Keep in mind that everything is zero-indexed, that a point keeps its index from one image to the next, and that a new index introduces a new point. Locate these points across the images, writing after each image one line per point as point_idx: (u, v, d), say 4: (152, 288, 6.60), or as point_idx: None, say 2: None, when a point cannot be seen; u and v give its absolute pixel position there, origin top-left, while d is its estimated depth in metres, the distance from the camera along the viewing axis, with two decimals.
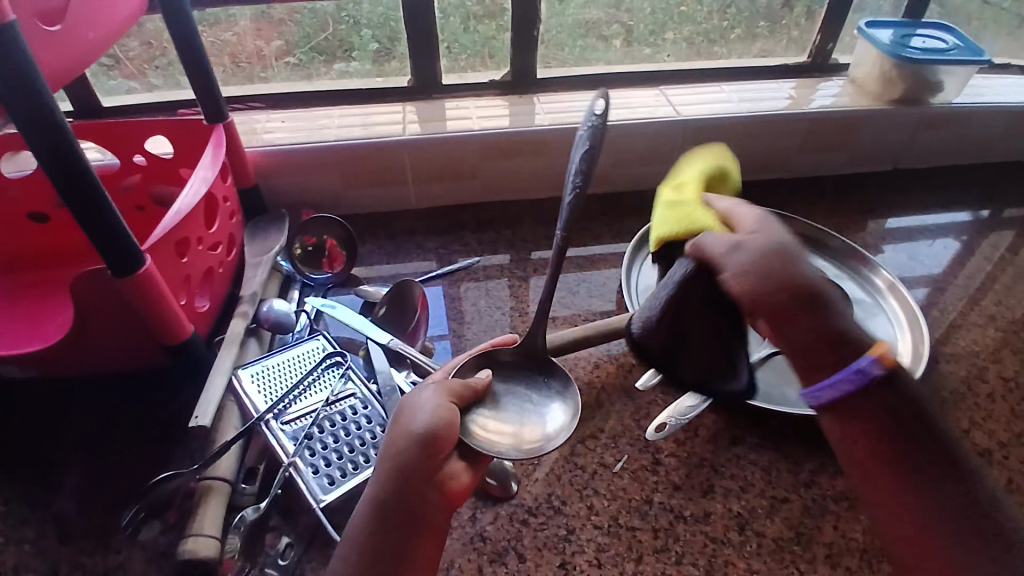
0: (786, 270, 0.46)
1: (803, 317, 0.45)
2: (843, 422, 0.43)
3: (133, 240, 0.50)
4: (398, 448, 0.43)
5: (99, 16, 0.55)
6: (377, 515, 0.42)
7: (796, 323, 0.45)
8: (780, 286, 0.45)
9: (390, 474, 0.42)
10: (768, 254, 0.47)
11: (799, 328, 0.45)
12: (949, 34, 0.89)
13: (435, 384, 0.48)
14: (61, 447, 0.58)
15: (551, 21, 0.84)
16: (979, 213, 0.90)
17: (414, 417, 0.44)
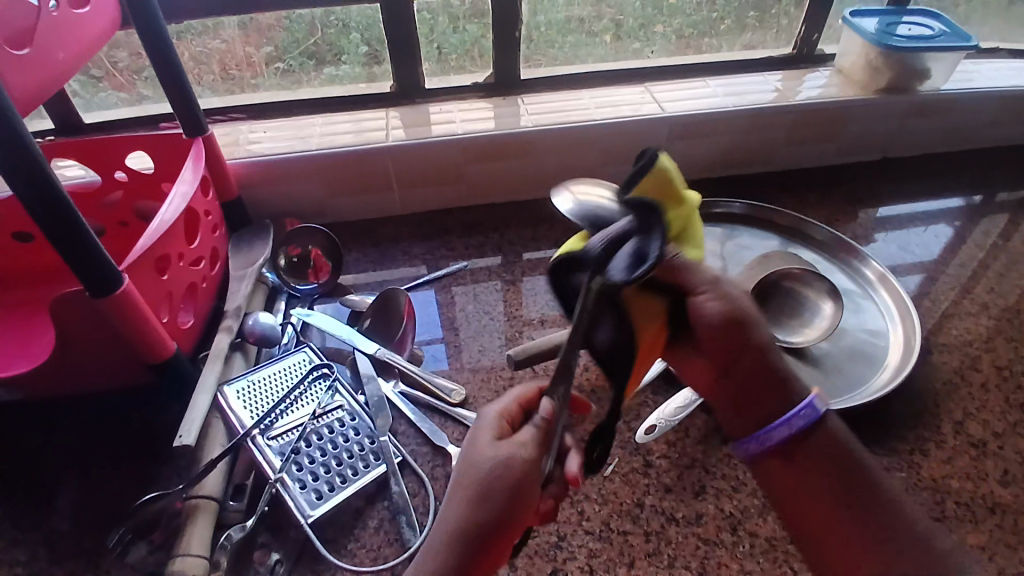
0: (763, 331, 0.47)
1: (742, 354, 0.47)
2: (790, 471, 0.45)
3: (110, 261, 0.49)
4: (467, 489, 0.40)
5: (69, 36, 0.54)
6: (456, 534, 0.40)
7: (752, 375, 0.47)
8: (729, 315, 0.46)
9: (467, 516, 0.40)
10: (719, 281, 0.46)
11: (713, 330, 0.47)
12: (936, 20, 0.88)
13: (483, 431, 0.43)
14: (48, 468, 0.58)
15: (536, 18, 0.83)
16: (971, 199, 0.90)
17: (481, 456, 0.41)
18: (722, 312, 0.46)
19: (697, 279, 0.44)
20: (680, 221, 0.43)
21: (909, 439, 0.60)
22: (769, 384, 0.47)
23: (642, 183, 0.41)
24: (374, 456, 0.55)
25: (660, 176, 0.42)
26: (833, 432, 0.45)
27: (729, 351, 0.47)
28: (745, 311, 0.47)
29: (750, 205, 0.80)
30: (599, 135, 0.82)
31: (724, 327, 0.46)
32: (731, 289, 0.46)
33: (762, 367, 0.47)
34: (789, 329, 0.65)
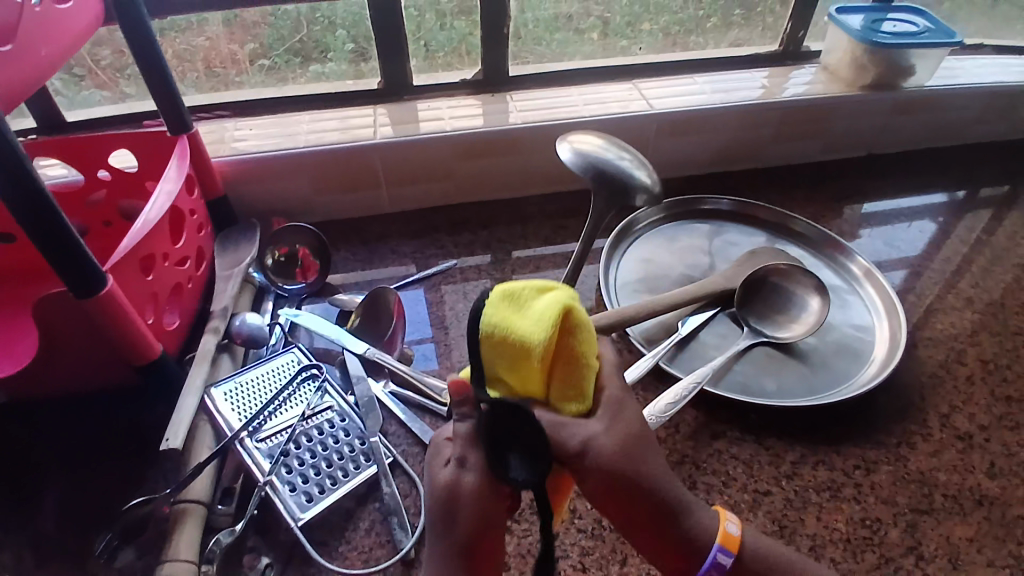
0: (625, 463, 0.40)
1: (644, 502, 0.41)
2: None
3: (95, 261, 0.48)
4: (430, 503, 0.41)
5: (52, 32, 0.53)
6: (443, 551, 0.41)
7: (657, 519, 0.41)
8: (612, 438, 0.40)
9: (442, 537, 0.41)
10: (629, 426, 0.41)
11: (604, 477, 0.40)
12: (920, 18, 0.89)
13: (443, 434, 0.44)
14: (31, 472, 0.57)
15: (524, 15, 0.83)
16: (955, 195, 0.91)
17: (436, 469, 0.41)
18: (604, 461, 0.39)
19: (580, 429, 0.39)
20: (511, 371, 0.37)
21: (897, 433, 0.60)
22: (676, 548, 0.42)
23: (483, 347, 0.37)
24: (364, 457, 0.55)
25: (504, 310, 0.37)
26: (750, 570, 0.43)
27: (610, 495, 0.40)
28: (636, 438, 0.41)
29: (737, 202, 0.80)
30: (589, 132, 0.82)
31: (604, 488, 0.40)
32: (612, 418, 0.41)
33: (668, 520, 0.41)
34: (777, 324, 0.65)
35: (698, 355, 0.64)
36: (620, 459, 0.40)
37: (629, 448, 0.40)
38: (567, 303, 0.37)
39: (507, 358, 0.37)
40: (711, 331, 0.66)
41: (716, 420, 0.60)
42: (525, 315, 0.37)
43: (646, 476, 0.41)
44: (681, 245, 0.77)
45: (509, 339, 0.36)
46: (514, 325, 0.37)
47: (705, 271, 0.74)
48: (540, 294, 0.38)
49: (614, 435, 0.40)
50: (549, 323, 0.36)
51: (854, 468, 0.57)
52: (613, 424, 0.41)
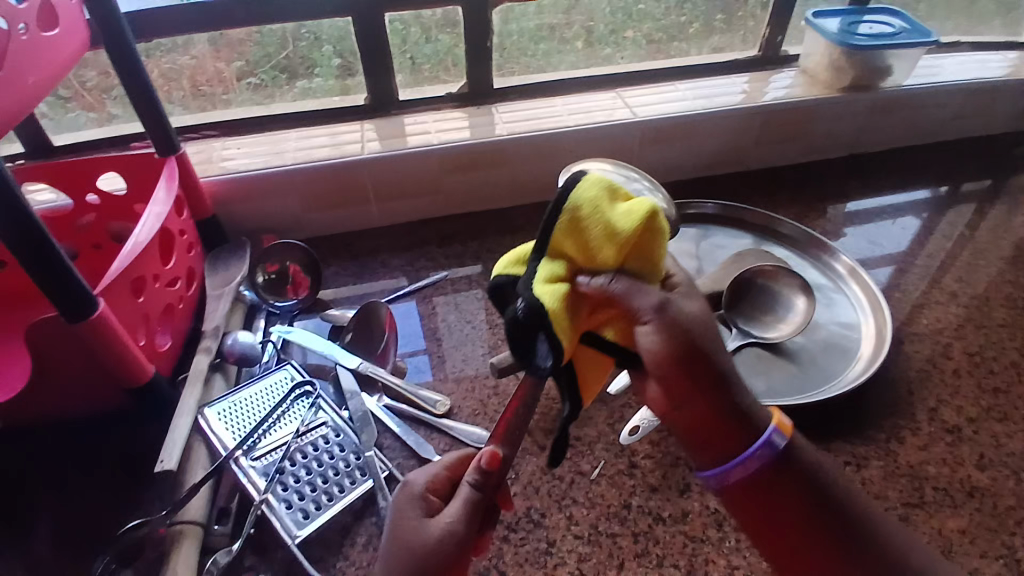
0: (702, 335, 0.44)
1: (694, 386, 0.44)
2: (756, 492, 0.44)
3: (85, 285, 0.48)
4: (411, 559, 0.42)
5: (41, 60, 0.54)
6: None
7: (706, 396, 0.44)
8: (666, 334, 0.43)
9: None
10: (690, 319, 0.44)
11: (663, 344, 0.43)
12: (896, 19, 0.91)
13: (412, 489, 0.46)
14: (24, 497, 0.57)
15: (507, 27, 0.84)
16: (938, 192, 0.92)
17: (418, 530, 0.43)
18: (680, 329, 0.43)
19: (653, 296, 0.43)
20: (583, 240, 0.44)
21: (886, 428, 0.61)
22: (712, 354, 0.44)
23: (562, 216, 0.44)
24: (360, 472, 0.55)
25: (594, 193, 0.44)
26: (798, 464, 0.44)
27: (674, 360, 0.43)
28: (709, 319, 0.45)
29: (722, 205, 0.81)
30: (574, 141, 0.83)
31: (673, 340, 0.43)
32: (692, 303, 0.46)
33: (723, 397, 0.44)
34: (765, 325, 0.66)
35: None
36: (678, 335, 0.43)
37: (684, 340, 0.43)
38: (652, 207, 0.44)
39: (582, 234, 0.43)
40: None
41: None
42: (605, 205, 0.44)
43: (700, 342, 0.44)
44: (667, 250, 0.77)
45: (595, 214, 0.43)
46: (595, 211, 0.43)
47: (693, 275, 0.75)
48: (626, 202, 0.45)
49: (693, 308, 0.45)
50: (636, 215, 0.43)
51: (845, 465, 0.58)
52: (693, 308, 0.45)
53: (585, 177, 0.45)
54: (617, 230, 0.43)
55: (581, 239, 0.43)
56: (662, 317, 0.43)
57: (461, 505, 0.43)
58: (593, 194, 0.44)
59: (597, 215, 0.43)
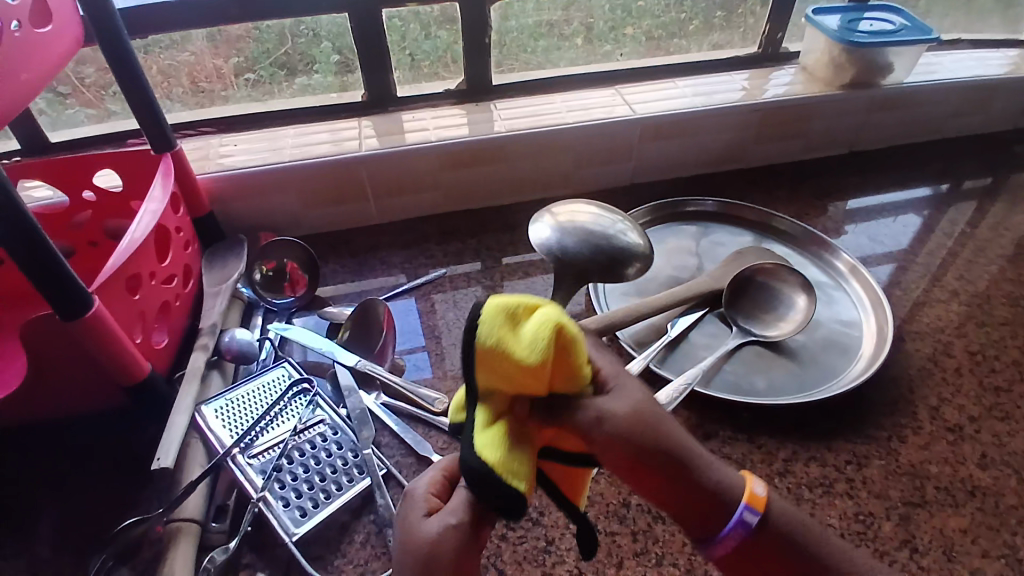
0: (650, 428, 0.38)
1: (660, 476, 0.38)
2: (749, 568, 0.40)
3: (80, 282, 0.48)
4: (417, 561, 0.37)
5: (34, 57, 0.53)
6: None
7: (674, 484, 0.38)
8: (618, 423, 0.38)
9: None
10: (638, 401, 0.39)
11: (613, 446, 0.37)
12: (896, 16, 0.90)
13: (413, 493, 0.42)
14: (22, 496, 0.56)
15: (507, 24, 0.84)
16: (938, 189, 0.92)
17: (420, 530, 0.38)
18: (621, 432, 0.37)
19: (590, 407, 0.38)
20: (506, 378, 0.38)
21: (887, 426, 0.61)
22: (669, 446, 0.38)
23: (478, 362, 0.38)
24: (358, 470, 0.55)
25: (498, 328, 0.37)
26: (776, 528, 0.40)
27: (629, 465, 0.38)
28: (652, 410, 0.39)
29: (721, 202, 0.81)
30: (573, 139, 0.83)
31: (617, 444, 0.37)
32: (628, 396, 0.39)
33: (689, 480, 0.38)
34: (764, 323, 0.66)
35: (687, 357, 0.64)
36: (630, 423, 0.38)
37: (639, 426, 0.38)
38: (557, 319, 0.38)
39: (503, 375, 0.38)
40: (700, 331, 0.66)
41: (707, 419, 0.60)
42: (519, 337, 0.37)
43: (658, 424, 0.38)
44: (667, 247, 0.77)
45: (507, 355, 0.37)
46: (509, 347, 0.37)
47: (693, 272, 0.74)
48: (527, 317, 0.38)
49: (629, 404, 0.39)
50: (543, 337, 0.37)
51: (846, 464, 0.58)
52: (630, 401, 0.39)
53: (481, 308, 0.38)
54: (530, 363, 0.37)
55: (508, 379, 0.38)
56: (603, 419, 0.38)
57: (467, 492, 0.40)
58: (495, 326, 0.37)
59: (512, 349, 0.37)
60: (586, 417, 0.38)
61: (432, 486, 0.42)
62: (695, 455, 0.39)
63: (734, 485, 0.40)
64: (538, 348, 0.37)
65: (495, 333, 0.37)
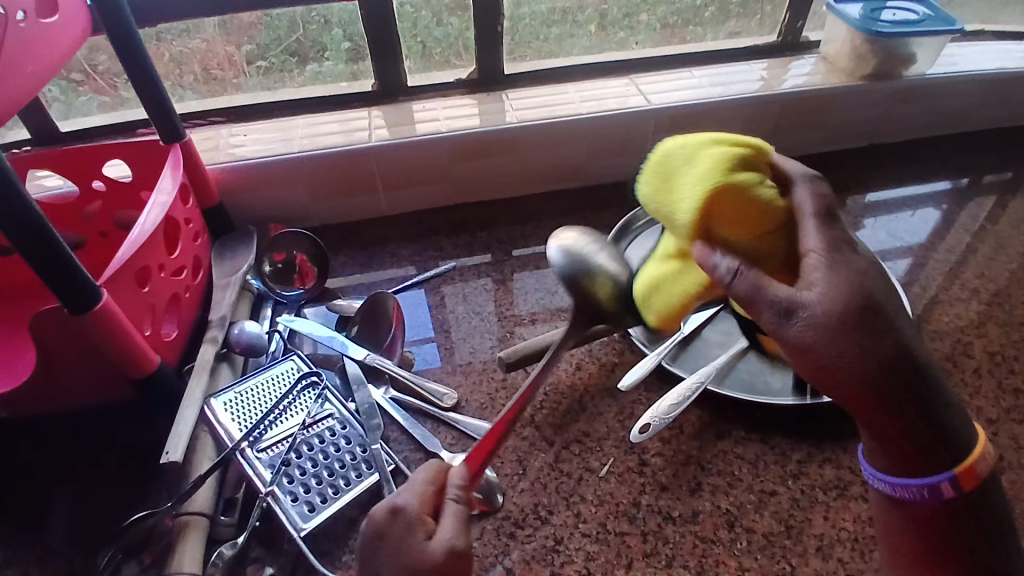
0: (858, 312, 0.43)
1: (868, 350, 0.43)
2: (920, 515, 0.47)
3: (89, 277, 0.48)
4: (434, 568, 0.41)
5: (39, 48, 0.53)
6: None
7: (904, 401, 0.44)
8: (840, 308, 0.43)
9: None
10: (852, 279, 0.44)
11: (851, 346, 0.43)
12: (920, 4, 0.88)
13: (408, 496, 0.43)
14: (36, 487, 0.57)
15: (519, 11, 0.82)
16: (958, 182, 0.90)
17: (434, 542, 0.42)
18: (848, 359, 0.43)
19: (784, 291, 0.44)
20: (672, 302, 0.51)
21: None
22: (906, 366, 0.44)
23: (658, 267, 0.51)
24: (366, 464, 0.55)
25: (655, 270, 0.52)
26: (965, 508, 0.46)
27: (866, 388, 0.44)
28: (869, 303, 0.44)
29: None
30: (585, 130, 0.82)
31: (860, 371, 0.43)
32: (825, 296, 0.44)
33: (903, 414, 0.44)
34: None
35: (701, 354, 0.63)
36: (846, 313, 0.43)
37: (857, 317, 0.43)
38: (667, 245, 0.52)
39: (688, 278, 0.49)
40: (714, 329, 0.65)
41: (719, 419, 0.59)
42: (659, 276, 0.51)
43: (880, 303, 0.44)
44: None
45: (677, 290, 0.50)
46: (669, 276, 0.50)
47: None
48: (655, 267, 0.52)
49: (837, 304, 0.43)
50: (678, 257, 0.50)
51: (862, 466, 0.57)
52: (836, 298, 0.44)
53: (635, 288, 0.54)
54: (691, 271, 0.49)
55: (666, 300, 0.51)
56: (806, 312, 0.44)
57: (454, 523, 0.43)
58: (671, 270, 0.50)
59: (672, 273, 0.50)
60: (796, 297, 0.44)
61: (419, 490, 0.44)
62: (923, 359, 0.45)
63: (970, 441, 0.45)
64: (679, 268, 0.50)
65: (652, 296, 0.52)
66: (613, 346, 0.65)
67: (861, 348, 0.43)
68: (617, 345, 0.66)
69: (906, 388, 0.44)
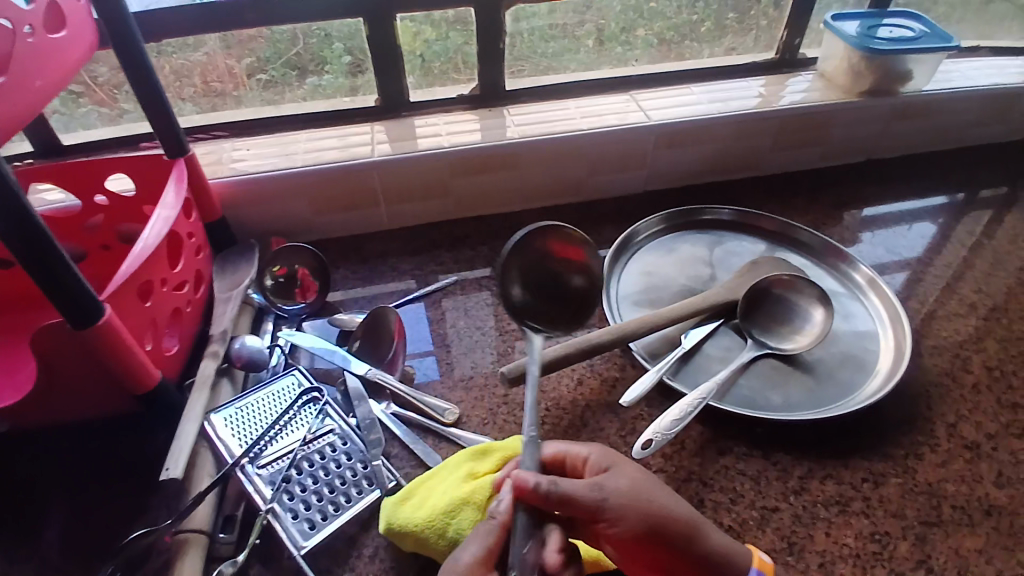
0: (646, 504, 0.46)
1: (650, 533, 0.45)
2: None
3: (92, 291, 0.48)
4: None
5: (48, 63, 0.53)
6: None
7: (672, 521, 0.46)
8: (635, 517, 0.45)
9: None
10: (631, 496, 0.46)
11: (639, 539, 0.45)
12: (916, 22, 0.89)
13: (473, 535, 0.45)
14: (30, 503, 0.56)
15: (518, 26, 0.83)
16: (955, 198, 0.91)
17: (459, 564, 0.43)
18: (639, 523, 0.45)
19: (605, 501, 0.45)
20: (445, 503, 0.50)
21: (903, 443, 0.60)
22: (687, 533, 0.46)
23: None
24: (367, 481, 0.54)
25: None
26: None
27: (653, 548, 0.46)
28: (653, 526, 0.45)
29: (737, 211, 0.80)
30: (586, 145, 0.82)
31: (638, 527, 0.45)
32: (620, 504, 0.45)
33: (694, 549, 0.46)
34: (779, 334, 0.65)
35: (702, 368, 0.63)
36: (643, 523, 0.45)
37: (648, 502, 0.46)
38: None
39: None
40: (714, 343, 0.66)
41: (721, 436, 0.59)
42: None
43: (683, 525, 0.46)
44: (681, 256, 0.76)
45: None
46: None
47: (707, 282, 0.73)
48: None
49: (628, 479, 0.47)
50: None
51: (862, 482, 0.57)
52: (641, 511, 0.46)
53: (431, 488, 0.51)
54: None
55: None
56: (616, 503, 0.45)
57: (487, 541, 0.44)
58: None
59: None
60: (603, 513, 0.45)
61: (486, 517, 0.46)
62: (682, 512, 0.47)
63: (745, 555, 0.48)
64: None
65: None
66: (614, 361, 0.66)
67: (637, 538, 0.45)
68: (618, 360, 0.66)
69: (692, 537, 0.46)
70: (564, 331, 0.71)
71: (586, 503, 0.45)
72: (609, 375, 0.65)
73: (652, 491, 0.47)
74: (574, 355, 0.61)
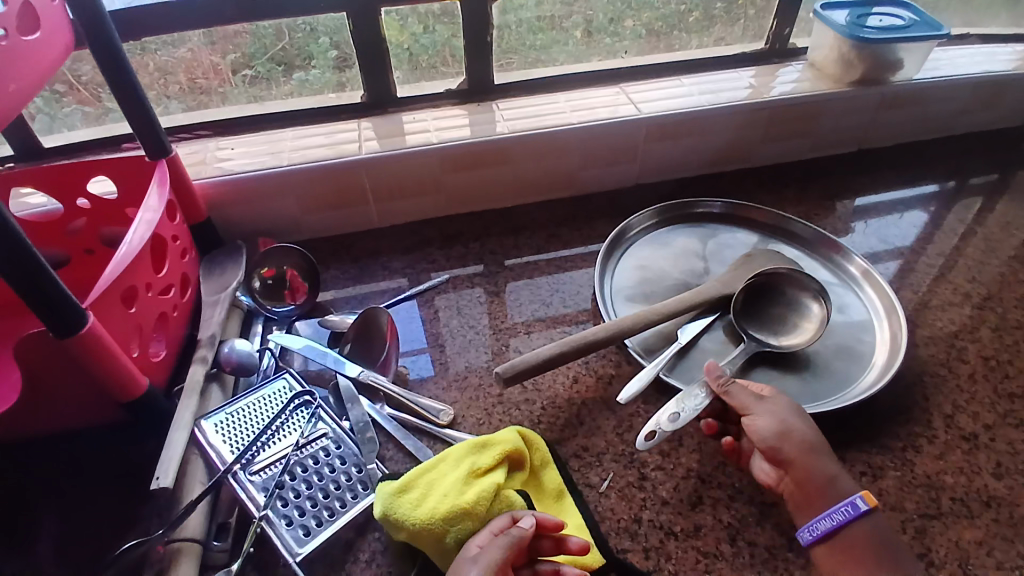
0: (792, 421, 0.53)
1: (784, 439, 0.52)
2: (836, 552, 0.49)
3: (74, 299, 0.47)
4: None
5: (21, 65, 0.51)
6: None
7: (800, 436, 0.52)
8: (776, 420, 0.53)
9: None
10: (785, 414, 0.54)
11: (771, 440, 0.52)
12: (905, 11, 0.88)
13: (478, 544, 0.46)
14: (18, 515, 0.55)
15: (506, 18, 0.81)
16: (945, 186, 0.91)
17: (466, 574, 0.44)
18: (776, 431, 0.53)
19: (754, 407, 0.54)
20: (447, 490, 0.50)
21: (901, 436, 0.60)
22: (813, 448, 0.52)
23: None
24: (362, 485, 0.54)
25: None
26: (869, 536, 0.49)
27: (778, 454, 0.52)
28: (788, 435, 0.52)
29: (730, 204, 0.80)
30: (577, 139, 0.81)
31: (777, 429, 0.53)
32: (770, 409, 0.54)
33: (813, 466, 0.51)
34: (786, 318, 0.65)
35: (699, 363, 0.63)
36: (775, 431, 0.53)
37: (791, 419, 0.53)
38: None
39: None
40: (710, 337, 0.65)
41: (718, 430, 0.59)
42: None
43: (811, 445, 0.52)
44: (675, 250, 0.76)
45: None
46: None
47: (701, 276, 0.73)
48: None
49: (789, 403, 0.55)
50: None
51: (861, 475, 0.57)
52: (782, 419, 0.53)
53: (431, 474, 0.51)
54: None
55: None
56: (766, 407, 0.54)
57: (500, 551, 0.45)
58: None
59: None
60: (746, 412, 0.54)
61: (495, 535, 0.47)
62: (815, 438, 0.53)
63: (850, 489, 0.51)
64: None
65: None
66: (609, 358, 0.65)
67: (773, 442, 0.52)
68: (614, 356, 0.66)
69: (813, 453, 0.52)
70: (558, 328, 0.70)
71: (741, 399, 0.54)
72: (605, 372, 0.64)
73: (800, 422, 0.53)
74: (569, 354, 0.60)
